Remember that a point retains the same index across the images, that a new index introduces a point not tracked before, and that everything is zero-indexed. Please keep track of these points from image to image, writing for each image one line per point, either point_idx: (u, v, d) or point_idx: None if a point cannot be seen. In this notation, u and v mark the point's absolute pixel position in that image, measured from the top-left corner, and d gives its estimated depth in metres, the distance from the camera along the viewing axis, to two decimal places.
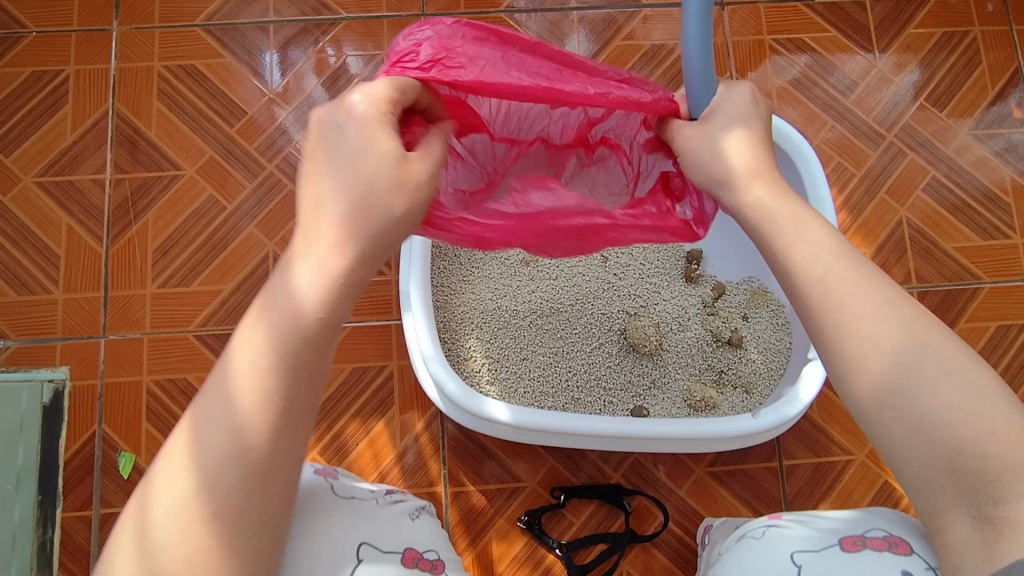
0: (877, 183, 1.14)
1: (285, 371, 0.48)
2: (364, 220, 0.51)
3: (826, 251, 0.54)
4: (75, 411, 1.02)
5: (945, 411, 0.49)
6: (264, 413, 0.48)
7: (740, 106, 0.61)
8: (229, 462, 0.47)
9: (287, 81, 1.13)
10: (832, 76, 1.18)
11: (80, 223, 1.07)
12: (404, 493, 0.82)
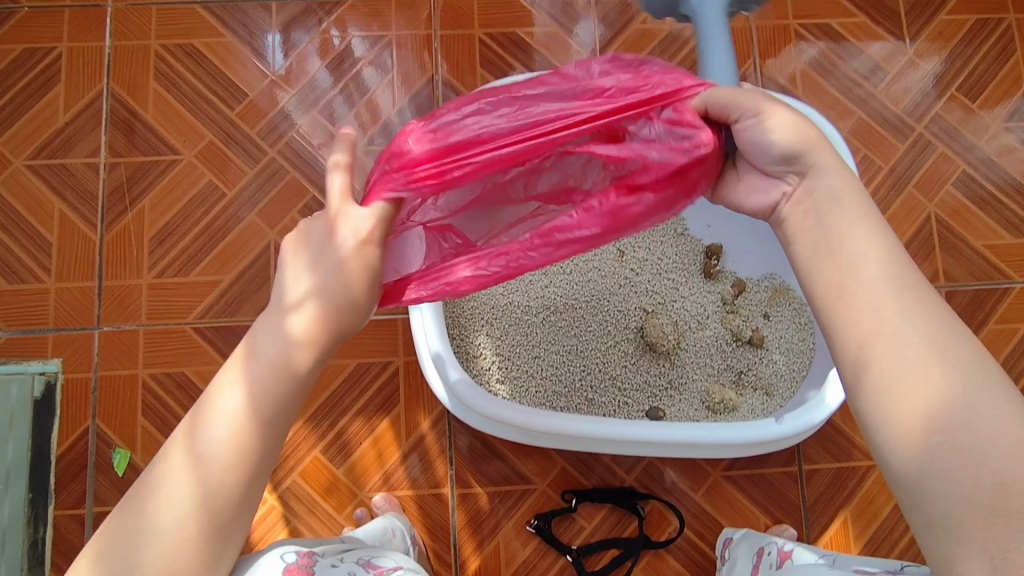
0: (904, 176, 1.10)
1: (271, 428, 0.52)
2: (342, 302, 0.53)
3: (880, 254, 0.52)
4: (68, 405, 0.98)
5: (997, 443, 0.45)
6: (242, 458, 0.52)
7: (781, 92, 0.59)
8: (283, 402, 0.53)
9: (289, 64, 1.08)
10: (859, 64, 1.13)
11: (72, 209, 1.03)
12: (402, 564, 0.69)
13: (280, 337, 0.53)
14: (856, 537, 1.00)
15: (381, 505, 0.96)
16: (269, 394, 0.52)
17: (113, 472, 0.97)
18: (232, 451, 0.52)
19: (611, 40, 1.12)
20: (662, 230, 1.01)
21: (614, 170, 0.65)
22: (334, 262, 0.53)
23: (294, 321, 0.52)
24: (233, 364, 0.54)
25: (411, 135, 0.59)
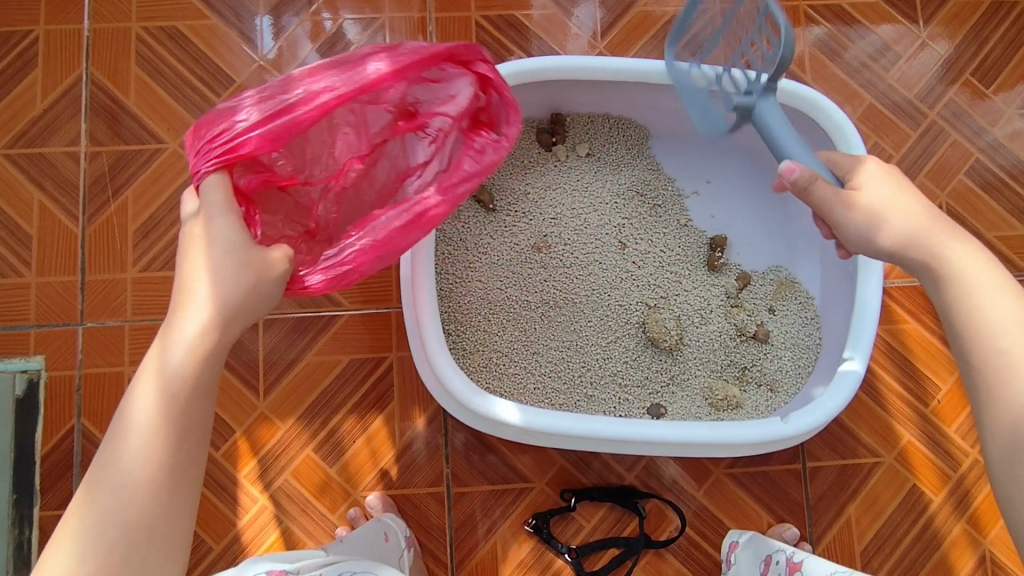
0: (916, 165, 1.06)
1: (186, 404, 0.60)
2: (222, 283, 0.62)
3: (1004, 300, 0.63)
4: (51, 404, 0.95)
5: None
6: (164, 438, 0.60)
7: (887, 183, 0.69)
8: (191, 387, 0.61)
9: (279, 47, 1.04)
10: (871, 48, 1.09)
11: (53, 200, 0.99)
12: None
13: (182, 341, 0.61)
14: (860, 535, 0.98)
15: (375, 506, 0.94)
16: (176, 398, 0.60)
17: None
18: (150, 451, 0.59)
19: (613, 23, 1.08)
20: (664, 221, 0.98)
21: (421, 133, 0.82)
22: (222, 265, 0.63)
23: (194, 328, 0.61)
24: (144, 374, 0.61)
25: (210, 157, 0.66)
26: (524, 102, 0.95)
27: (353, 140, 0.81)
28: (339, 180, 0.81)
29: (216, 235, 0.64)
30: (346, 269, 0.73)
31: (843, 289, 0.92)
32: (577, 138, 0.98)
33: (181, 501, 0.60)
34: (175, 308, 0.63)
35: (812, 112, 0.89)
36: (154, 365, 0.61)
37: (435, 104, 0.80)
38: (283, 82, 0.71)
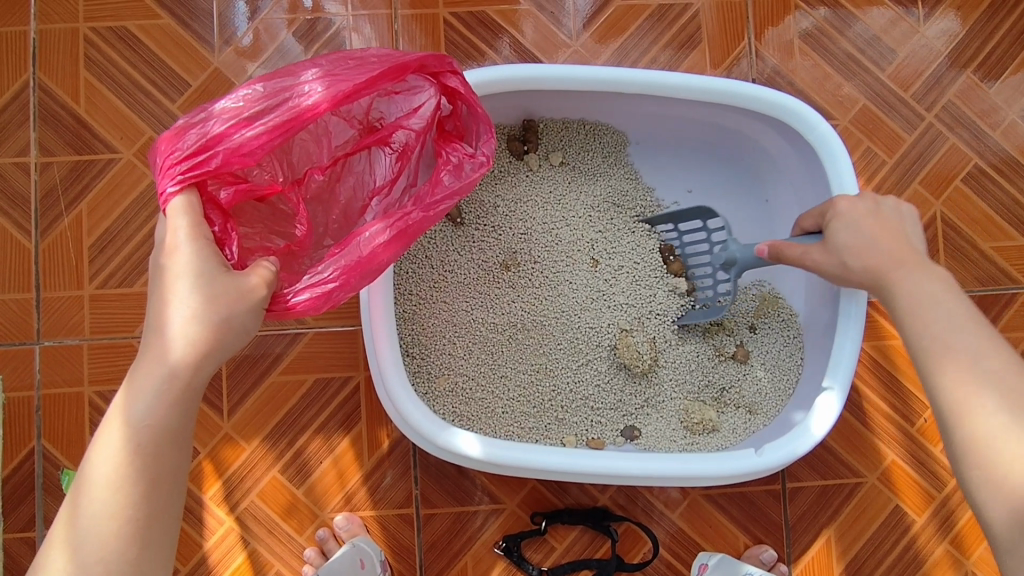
0: (910, 171, 1.00)
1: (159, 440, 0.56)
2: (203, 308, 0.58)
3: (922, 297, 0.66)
4: (10, 425, 0.93)
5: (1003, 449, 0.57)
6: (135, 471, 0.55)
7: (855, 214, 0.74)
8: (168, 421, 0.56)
9: (254, 29, 0.98)
10: (867, 43, 1.02)
11: (4, 214, 0.95)
12: None
13: (149, 386, 0.56)
14: (839, 556, 0.96)
15: (342, 527, 0.92)
16: (142, 449, 0.55)
17: (63, 494, 0.93)
18: (121, 504, 0.55)
19: (593, 17, 1.01)
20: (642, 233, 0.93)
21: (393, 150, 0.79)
22: (191, 299, 0.58)
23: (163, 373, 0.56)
24: (111, 420, 0.57)
25: (175, 175, 0.62)
26: (492, 110, 0.90)
27: (314, 150, 0.76)
28: (301, 191, 0.76)
29: (183, 267, 0.59)
30: (334, 286, 0.68)
31: (824, 306, 0.88)
32: (551, 145, 0.93)
33: (154, 558, 0.56)
34: (143, 347, 0.58)
35: (796, 123, 0.84)
36: (121, 411, 0.56)
37: (400, 117, 0.77)
38: (242, 96, 0.65)
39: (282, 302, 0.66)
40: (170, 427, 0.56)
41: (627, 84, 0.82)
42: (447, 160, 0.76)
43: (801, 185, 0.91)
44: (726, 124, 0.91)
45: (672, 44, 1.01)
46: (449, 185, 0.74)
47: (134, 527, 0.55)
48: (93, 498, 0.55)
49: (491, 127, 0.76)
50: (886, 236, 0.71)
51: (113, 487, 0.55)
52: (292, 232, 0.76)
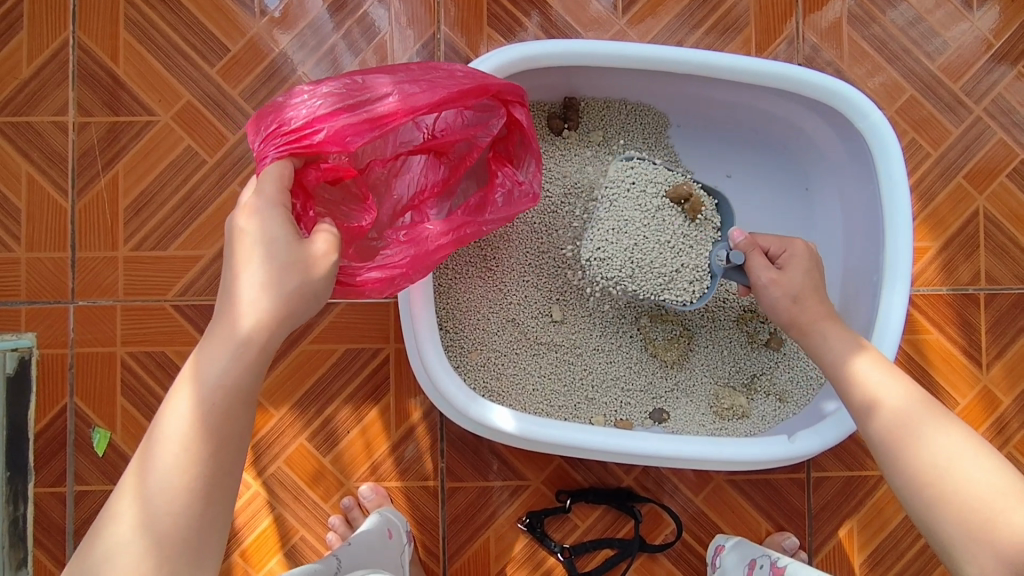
0: (954, 166, 0.99)
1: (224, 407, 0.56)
2: (278, 284, 0.59)
3: (843, 339, 0.70)
4: (44, 382, 0.94)
5: (964, 478, 0.56)
6: (197, 433, 0.56)
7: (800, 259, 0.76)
8: (233, 393, 0.56)
9: (286, 4, 0.97)
10: (917, 33, 1.00)
11: (41, 171, 0.95)
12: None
13: (224, 342, 0.57)
14: (861, 547, 0.96)
15: (368, 496, 0.93)
16: (213, 405, 0.56)
17: (93, 452, 0.94)
18: (191, 460, 0.55)
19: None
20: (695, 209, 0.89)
21: (449, 160, 0.80)
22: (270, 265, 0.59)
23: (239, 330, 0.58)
24: (180, 386, 0.58)
25: (278, 145, 0.66)
26: (534, 86, 0.89)
27: (382, 145, 0.76)
28: (364, 180, 0.76)
29: (266, 239, 0.60)
30: (398, 272, 0.73)
31: (864, 296, 0.86)
32: (591, 125, 0.92)
33: (216, 518, 0.56)
34: (216, 315, 0.60)
35: (848, 110, 0.82)
36: (193, 371, 0.57)
37: (465, 128, 0.78)
38: (345, 84, 0.69)
39: (356, 278, 0.71)
40: (243, 387, 0.57)
41: (679, 65, 0.81)
42: (500, 183, 0.79)
43: (847, 173, 0.89)
44: (770, 109, 0.90)
45: (716, 28, 0.99)
46: (500, 206, 0.78)
47: (204, 483, 0.55)
48: (162, 453, 0.55)
49: (541, 161, 0.80)
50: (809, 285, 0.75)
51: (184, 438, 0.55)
52: (355, 218, 0.74)
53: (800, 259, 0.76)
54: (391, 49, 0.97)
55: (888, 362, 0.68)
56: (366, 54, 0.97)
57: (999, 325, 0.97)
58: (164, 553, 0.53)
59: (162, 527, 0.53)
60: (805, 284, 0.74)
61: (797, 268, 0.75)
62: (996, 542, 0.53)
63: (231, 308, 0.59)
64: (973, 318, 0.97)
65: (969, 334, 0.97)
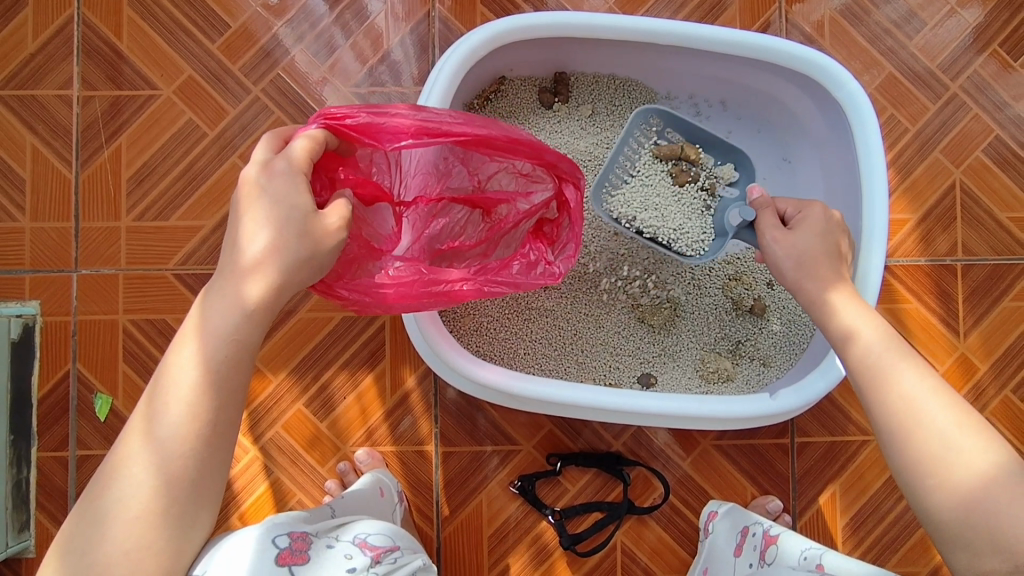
0: (931, 141, 1.02)
1: (226, 362, 0.57)
2: (284, 249, 0.59)
3: (838, 286, 0.70)
4: (47, 348, 0.96)
5: (938, 428, 0.60)
6: (201, 385, 0.57)
7: (814, 224, 0.74)
8: (238, 350, 0.58)
9: None
10: (894, 11, 1.03)
11: (45, 143, 0.98)
12: (279, 522, 0.66)
13: (229, 299, 0.58)
14: (843, 510, 0.98)
15: (363, 460, 0.95)
16: (219, 355, 0.57)
17: (95, 417, 0.96)
18: (197, 409, 0.56)
19: None
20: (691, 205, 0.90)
21: (490, 223, 0.81)
22: (278, 230, 0.59)
23: (244, 288, 0.58)
24: (186, 337, 0.58)
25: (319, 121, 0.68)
26: (525, 59, 0.93)
27: (433, 182, 0.80)
28: (403, 211, 0.80)
29: (275, 211, 0.59)
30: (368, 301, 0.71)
31: None
32: (581, 98, 0.96)
33: (221, 462, 0.58)
34: (220, 268, 0.60)
35: (824, 79, 0.86)
36: (199, 323, 0.58)
37: (513, 192, 0.79)
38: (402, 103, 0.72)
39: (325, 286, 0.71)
40: (252, 342, 0.59)
41: (664, 36, 0.85)
42: (526, 255, 0.78)
43: (826, 142, 0.93)
44: (751, 83, 0.94)
45: (701, 7, 1.03)
46: (516, 274, 0.76)
47: (208, 433, 0.57)
48: (169, 402, 0.57)
49: (578, 250, 0.78)
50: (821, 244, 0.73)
51: (193, 386, 0.57)
52: (378, 233, 0.77)
53: (812, 221, 0.74)
54: (386, 29, 1.00)
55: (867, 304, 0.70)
56: (358, 35, 1.00)
57: (976, 295, 1.01)
58: (174, 492, 0.56)
59: (168, 472, 0.55)
60: (813, 245, 0.73)
61: (806, 230, 0.74)
62: (953, 486, 0.57)
63: (235, 260, 0.59)
64: (950, 288, 1.00)
65: (946, 304, 1.00)
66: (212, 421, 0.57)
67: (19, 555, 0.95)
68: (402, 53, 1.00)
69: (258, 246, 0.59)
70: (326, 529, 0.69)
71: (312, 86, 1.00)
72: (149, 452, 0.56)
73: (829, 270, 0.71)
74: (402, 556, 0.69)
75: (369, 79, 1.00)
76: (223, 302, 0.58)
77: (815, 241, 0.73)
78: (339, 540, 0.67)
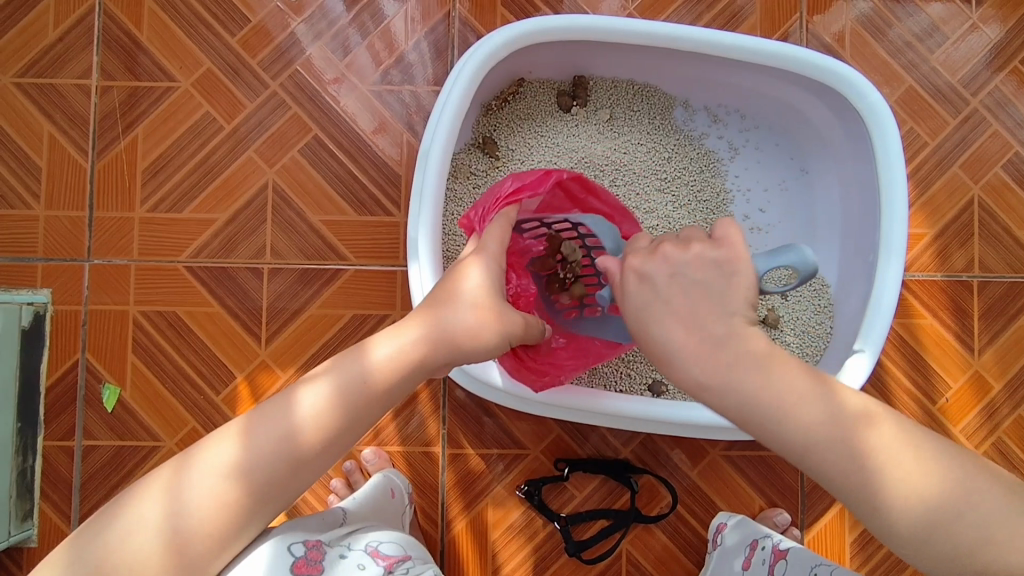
0: (950, 156, 1.02)
1: (263, 467, 0.56)
2: (355, 393, 0.59)
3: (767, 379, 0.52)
4: (57, 337, 0.96)
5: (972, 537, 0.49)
6: (237, 475, 0.56)
7: (659, 288, 0.54)
8: (278, 467, 0.56)
9: None
10: (916, 25, 1.03)
11: (63, 132, 0.98)
12: (282, 530, 0.64)
13: (292, 413, 0.57)
14: (852, 525, 0.98)
15: (370, 460, 0.94)
16: (262, 459, 0.56)
17: (103, 408, 0.96)
18: (225, 492, 0.55)
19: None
20: (694, 216, 0.96)
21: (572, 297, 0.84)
22: (363, 375, 0.59)
23: (308, 406, 0.58)
24: (238, 427, 0.58)
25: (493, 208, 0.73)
26: (544, 63, 0.93)
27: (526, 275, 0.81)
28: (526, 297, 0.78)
29: (377, 357, 0.60)
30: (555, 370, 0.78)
31: (860, 275, 0.89)
32: (599, 103, 0.96)
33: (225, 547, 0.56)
34: (300, 380, 0.60)
35: (845, 90, 0.85)
36: (253, 417, 0.58)
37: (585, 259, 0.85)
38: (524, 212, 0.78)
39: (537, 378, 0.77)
40: (295, 460, 0.57)
41: (683, 42, 0.84)
42: None
43: (843, 155, 0.93)
44: (769, 92, 0.94)
45: (722, 15, 1.02)
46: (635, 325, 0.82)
47: (220, 521, 0.55)
48: (199, 476, 0.55)
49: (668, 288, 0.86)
50: (693, 312, 0.53)
51: (228, 470, 0.56)
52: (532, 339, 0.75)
53: (656, 284, 0.55)
54: (399, 34, 1.00)
55: (717, 336, 0.52)
56: (374, 36, 1.00)
57: (991, 312, 1.00)
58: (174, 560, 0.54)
59: (178, 540, 0.54)
60: (683, 322, 0.53)
61: (656, 302, 0.54)
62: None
63: (316, 380, 0.60)
64: (967, 305, 1.00)
65: (962, 321, 0.99)
66: (237, 515, 0.56)
67: (21, 544, 0.94)
68: (419, 56, 1.00)
69: (342, 380, 0.59)
70: (340, 536, 0.69)
71: (329, 83, 0.99)
72: (165, 513, 0.54)
73: (712, 341, 0.52)
74: (414, 565, 0.69)
75: (383, 81, 0.99)
76: (279, 407, 0.58)
77: (685, 324, 0.53)
78: (351, 549, 0.67)
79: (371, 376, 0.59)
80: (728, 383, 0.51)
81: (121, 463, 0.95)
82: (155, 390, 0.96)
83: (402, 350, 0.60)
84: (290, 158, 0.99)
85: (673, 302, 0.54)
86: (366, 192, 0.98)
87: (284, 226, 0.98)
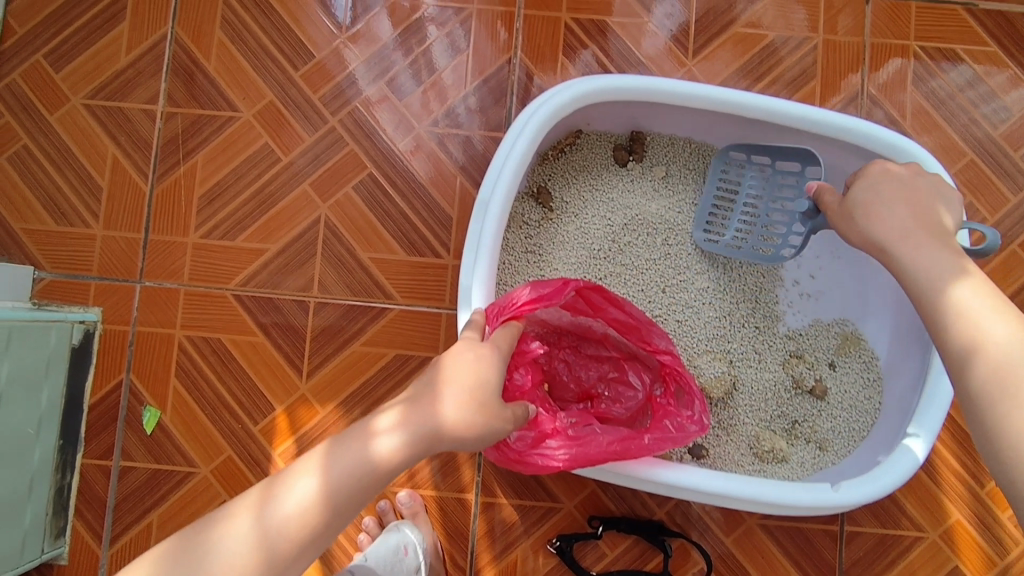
0: (1010, 234, 1.00)
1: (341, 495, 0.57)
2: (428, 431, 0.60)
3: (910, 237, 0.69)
4: (103, 356, 0.97)
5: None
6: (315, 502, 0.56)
7: (896, 188, 0.73)
8: (355, 496, 0.57)
9: (360, 27, 1.01)
10: (979, 99, 1.02)
11: (126, 155, 1.00)
12: None
13: (368, 447, 0.59)
14: None
15: (405, 503, 0.94)
16: (341, 488, 0.57)
17: (142, 429, 0.96)
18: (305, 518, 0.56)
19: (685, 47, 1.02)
20: (745, 278, 0.94)
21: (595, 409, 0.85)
22: (437, 410, 0.61)
23: (383, 440, 0.59)
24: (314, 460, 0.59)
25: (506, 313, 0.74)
26: (603, 117, 0.93)
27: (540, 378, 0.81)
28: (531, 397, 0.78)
29: (446, 395, 0.62)
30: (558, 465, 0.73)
31: (914, 354, 0.87)
32: (655, 159, 0.95)
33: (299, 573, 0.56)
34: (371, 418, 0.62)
35: None
36: (328, 450, 0.59)
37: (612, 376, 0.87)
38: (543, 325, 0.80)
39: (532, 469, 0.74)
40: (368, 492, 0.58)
41: (745, 108, 0.83)
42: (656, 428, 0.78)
43: None
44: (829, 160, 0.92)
45: (782, 77, 1.02)
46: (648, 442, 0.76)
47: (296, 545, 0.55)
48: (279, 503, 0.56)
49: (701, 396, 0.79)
50: (904, 201, 0.72)
51: (310, 496, 0.56)
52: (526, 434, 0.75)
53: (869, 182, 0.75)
54: (450, 85, 1.01)
55: (926, 229, 0.70)
56: (436, 78, 1.01)
57: None
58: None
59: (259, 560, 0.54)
60: (904, 222, 0.71)
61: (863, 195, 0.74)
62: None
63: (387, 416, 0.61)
64: None
65: None
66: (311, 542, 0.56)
67: (51, 560, 0.95)
68: (478, 101, 1.00)
69: (417, 417, 0.61)
70: None
71: (388, 121, 1.01)
72: (250, 534, 0.55)
73: (890, 221, 0.71)
74: None
75: (441, 123, 1.00)
76: (357, 439, 0.59)
77: (886, 209, 0.72)
78: None
79: (443, 418, 0.61)
80: (897, 253, 0.69)
81: (155, 486, 0.96)
82: (195, 415, 0.97)
83: (471, 392, 0.62)
84: (344, 193, 1.00)
85: (910, 194, 0.72)
86: (417, 232, 0.99)
87: (333, 260, 0.98)
